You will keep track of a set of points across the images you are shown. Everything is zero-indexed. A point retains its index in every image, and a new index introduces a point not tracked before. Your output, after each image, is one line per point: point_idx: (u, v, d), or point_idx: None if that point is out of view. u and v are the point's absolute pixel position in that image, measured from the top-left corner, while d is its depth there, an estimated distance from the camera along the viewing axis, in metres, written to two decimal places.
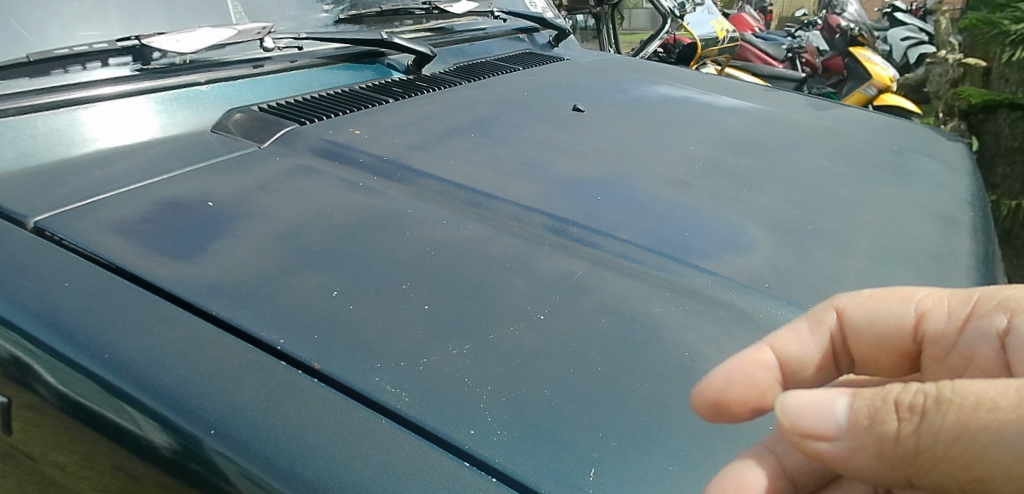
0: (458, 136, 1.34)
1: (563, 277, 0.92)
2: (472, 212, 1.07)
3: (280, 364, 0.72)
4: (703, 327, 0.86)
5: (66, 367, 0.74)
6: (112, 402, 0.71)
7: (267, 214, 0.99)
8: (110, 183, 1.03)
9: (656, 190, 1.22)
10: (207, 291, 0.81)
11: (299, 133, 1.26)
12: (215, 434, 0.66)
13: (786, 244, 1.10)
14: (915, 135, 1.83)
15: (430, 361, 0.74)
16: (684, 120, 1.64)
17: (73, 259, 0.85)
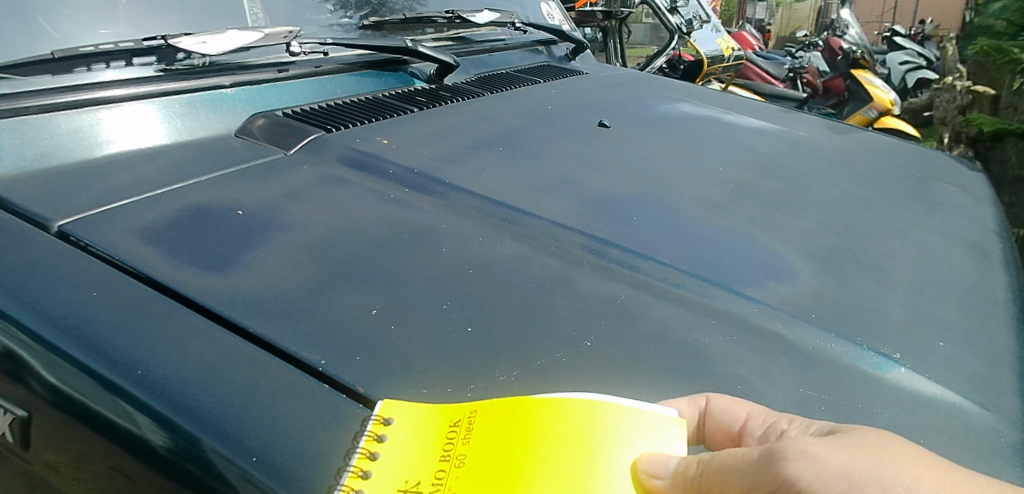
0: (486, 149, 1.31)
1: (607, 301, 0.89)
2: (507, 229, 1.04)
3: (323, 388, 0.68)
4: (753, 358, 0.83)
5: (92, 384, 0.70)
6: (142, 423, 0.67)
7: (299, 225, 0.96)
8: (134, 187, 0.99)
9: (691, 212, 1.19)
10: (242, 307, 0.78)
11: (325, 141, 1.23)
12: (257, 462, 0.62)
13: (826, 272, 1.07)
14: (936, 162, 1.81)
15: (479, 388, 0.71)
16: (710, 140, 1.62)
17: (100, 268, 0.81)
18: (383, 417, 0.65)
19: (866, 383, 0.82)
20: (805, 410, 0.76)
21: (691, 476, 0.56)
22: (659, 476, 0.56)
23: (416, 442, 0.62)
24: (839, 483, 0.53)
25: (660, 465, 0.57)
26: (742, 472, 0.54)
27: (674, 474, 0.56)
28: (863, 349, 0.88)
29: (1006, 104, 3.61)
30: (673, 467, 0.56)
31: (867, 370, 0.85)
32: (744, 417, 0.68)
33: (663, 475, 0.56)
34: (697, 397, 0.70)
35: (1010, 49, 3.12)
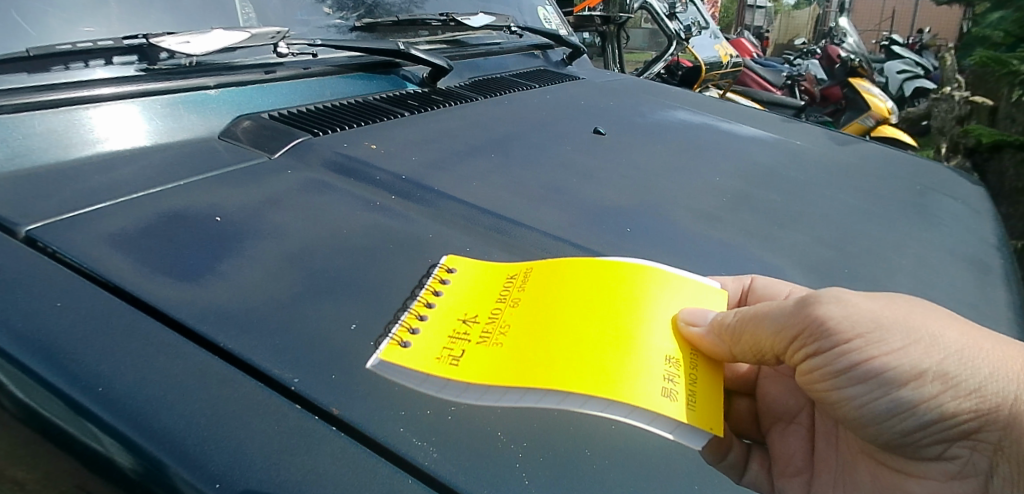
0: (477, 155, 1.28)
1: None
2: (496, 239, 1.00)
3: (295, 408, 0.65)
4: None
5: (53, 399, 0.67)
6: (103, 442, 0.64)
7: (279, 232, 0.92)
8: (110, 190, 0.95)
9: (686, 223, 1.16)
10: (214, 319, 0.74)
11: (311, 145, 1.19)
12: (221, 488, 0.59)
13: (824, 287, 1.04)
14: (936, 174, 1.78)
15: (458, 409, 0.67)
16: (707, 149, 1.59)
17: (67, 276, 0.77)
18: (449, 267, 0.84)
19: None
20: None
21: (729, 321, 0.72)
22: (699, 324, 0.72)
23: (474, 287, 0.78)
24: (864, 323, 0.68)
25: (701, 316, 0.73)
26: (773, 316, 0.71)
27: (713, 323, 0.72)
28: None
29: (1005, 115, 3.60)
30: (712, 317, 0.73)
31: None
32: (786, 292, 0.89)
33: (703, 322, 0.72)
34: (744, 279, 0.92)
35: (1008, 61, 3.08)
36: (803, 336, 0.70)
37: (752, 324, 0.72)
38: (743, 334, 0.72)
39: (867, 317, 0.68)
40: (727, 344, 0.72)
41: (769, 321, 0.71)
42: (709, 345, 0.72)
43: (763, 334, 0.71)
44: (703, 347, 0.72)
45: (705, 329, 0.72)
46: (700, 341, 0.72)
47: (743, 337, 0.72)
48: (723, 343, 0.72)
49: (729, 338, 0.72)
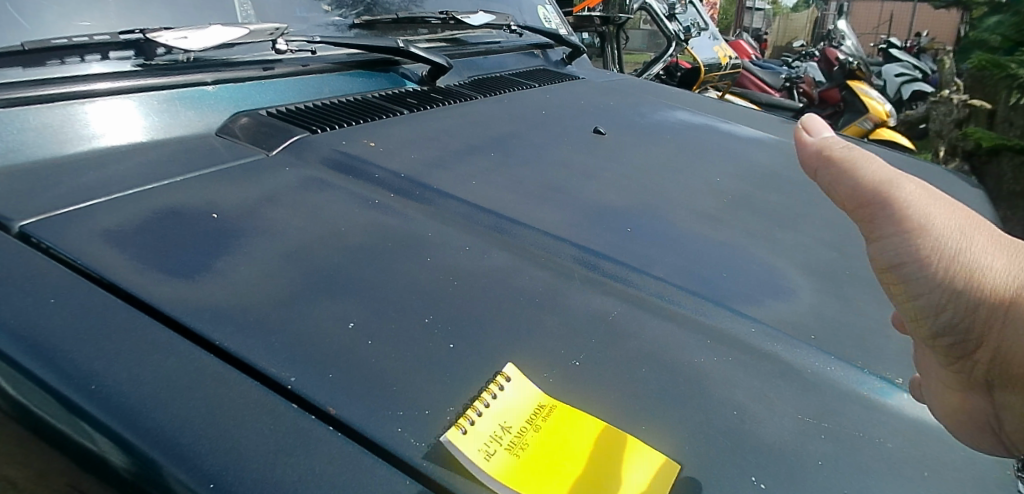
0: (477, 154, 1.27)
1: (598, 317, 0.85)
2: (495, 238, 1.00)
3: (292, 407, 0.64)
4: (748, 381, 0.79)
5: (44, 398, 0.65)
6: (96, 442, 0.63)
7: (277, 230, 0.91)
8: (105, 186, 0.94)
9: (686, 224, 1.16)
10: (210, 317, 0.73)
11: (310, 142, 1.18)
12: (215, 487, 0.57)
13: (825, 289, 1.04)
14: (935, 176, 1.78)
15: (457, 410, 0.67)
16: (707, 149, 1.59)
17: (61, 273, 0.76)
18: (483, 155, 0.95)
19: (868, 409, 0.78)
20: (803, 438, 0.72)
21: (824, 166, 0.55)
22: (810, 134, 0.58)
23: None
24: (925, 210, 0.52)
25: (821, 129, 0.58)
26: (848, 188, 0.53)
27: (824, 139, 0.56)
28: (862, 372, 0.85)
29: (1003, 118, 3.61)
30: (828, 135, 0.57)
31: (868, 395, 0.81)
32: None
33: (818, 133, 0.57)
34: None
35: (1007, 64, 3.08)
36: (868, 212, 0.53)
37: (828, 189, 0.55)
38: (835, 171, 0.54)
39: (954, 230, 0.50)
40: (819, 161, 0.55)
41: (843, 194, 0.54)
42: (806, 154, 0.56)
43: (831, 188, 0.55)
44: (800, 149, 0.57)
45: (813, 139, 0.57)
46: (802, 145, 0.57)
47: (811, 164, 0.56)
48: (817, 156, 0.55)
49: (826, 157, 0.55)
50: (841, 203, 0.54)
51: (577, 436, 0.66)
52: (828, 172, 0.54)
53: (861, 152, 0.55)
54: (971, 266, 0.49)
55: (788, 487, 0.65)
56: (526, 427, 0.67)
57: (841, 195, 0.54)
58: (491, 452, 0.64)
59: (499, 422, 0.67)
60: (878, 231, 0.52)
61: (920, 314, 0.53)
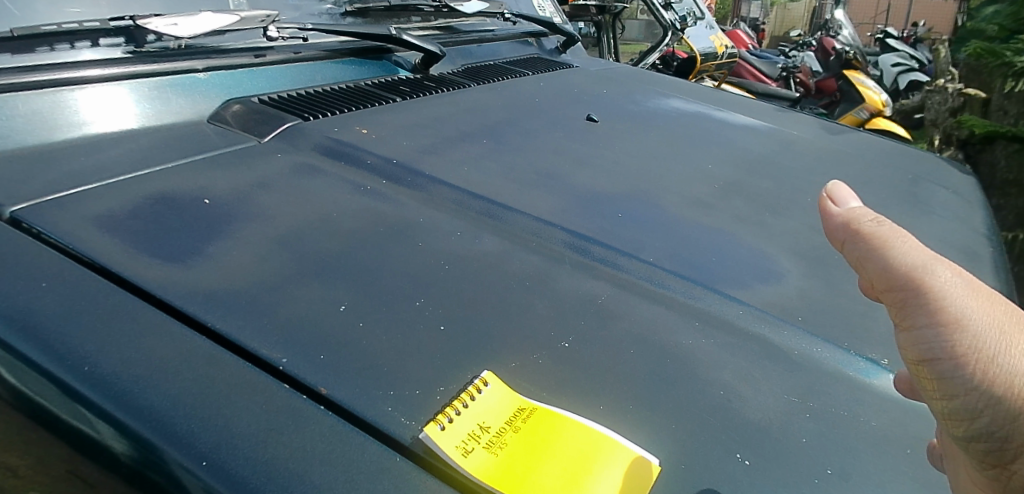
0: (469, 141, 1.27)
1: (587, 300, 0.86)
2: (487, 224, 1.00)
3: (283, 387, 0.65)
4: (736, 362, 0.80)
5: (36, 380, 0.66)
6: (89, 422, 0.63)
7: (269, 215, 0.92)
8: (96, 172, 0.94)
9: (677, 209, 1.16)
10: (202, 300, 0.74)
11: (302, 129, 1.18)
12: (207, 466, 0.58)
13: (815, 273, 1.05)
14: (928, 163, 1.79)
15: (447, 390, 0.68)
16: (700, 136, 1.59)
17: (52, 257, 0.76)
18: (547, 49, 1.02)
19: (854, 389, 0.80)
20: (789, 416, 0.73)
21: (852, 240, 0.54)
22: (837, 206, 0.58)
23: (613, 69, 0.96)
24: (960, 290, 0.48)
25: (848, 200, 0.58)
26: (876, 269, 0.51)
27: (851, 212, 0.56)
28: (849, 354, 0.86)
29: (997, 107, 3.62)
30: (855, 206, 0.57)
31: (854, 376, 0.82)
32: None
33: (844, 204, 0.58)
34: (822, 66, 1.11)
35: (1002, 53, 3.09)
36: (897, 296, 0.50)
37: (858, 265, 0.53)
38: (863, 246, 0.53)
39: (993, 326, 0.46)
40: (846, 235, 0.55)
41: (870, 271, 0.52)
42: (834, 229, 0.56)
43: (862, 260, 0.53)
44: (827, 221, 0.57)
45: (840, 211, 0.57)
46: (829, 218, 0.57)
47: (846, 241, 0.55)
48: (845, 230, 0.55)
49: (854, 231, 0.54)
50: (872, 283, 0.52)
51: (555, 436, 0.63)
52: (856, 248, 0.53)
53: (891, 228, 0.54)
54: (1009, 371, 0.44)
55: (774, 463, 0.66)
56: (505, 428, 0.64)
57: (870, 275, 0.52)
58: (469, 450, 0.61)
59: (478, 421, 0.64)
60: (909, 320, 0.49)
61: (953, 413, 0.47)
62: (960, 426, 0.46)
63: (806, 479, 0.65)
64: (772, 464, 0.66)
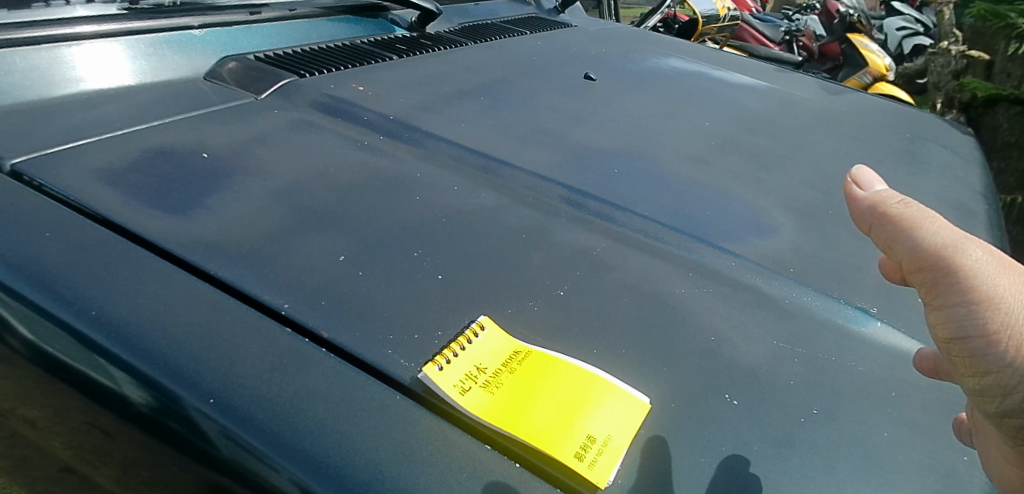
0: (466, 98, 1.27)
1: (583, 252, 0.87)
2: (484, 178, 1.01)
3: (285, 331, 0.67)
4: (728, 310, 0.82)
5: (44, 325, 0.68)
6: (97, 364, 0.66)
7: (267, 168, 0.92)
8: (94, 127, 0.95)
9: (674, 166, 1.17)
10: (204, 249, 0.75)
11: (298, 86, 1.18)
12: (214, 403, 0.61)
13: (809, 227, 1.06)
14: (928, 121, 1.78)
15: (445, 335, 0.70)
16: (699, 94, 1.58)
17: (55, 208, 0.78)
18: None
19: (842, 336, 0.81)
20: (778, 360, 0.75)
21: (880, 223, 0.52)
22: (863, 189, 0.56)
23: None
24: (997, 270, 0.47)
25: (873, 183, 0.56)
26: (907, 250, 0.49)
27: (877, 195, 0.54)
28: (839, 303, 0.87)
29: (1001, 70, 3.59)
30: (881, 189, 0.55)
31: (843, 324, 0.84)
32: None
33: (869, 187, 0.55)
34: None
35: (1006, 14, 3.05)
36: (930, 279, 0.48)
37: (886, 247, 0.52)
38: (892, 230, 0.51)
39: None
40: (873, 217, 0.53)
41: (900, 253, 0.50)
42: (859, 211, 0.54)
43: (892, 242, 0.51)
44: (852, 204, 0.55)
45: (866, 194, 0.55)
46: (855, 199, 0.55)
47: (873, 224, 0.53)
48: (871, 213, 0.53)
49: (881, 214, 0.53)
50: (901, 265, 0.50)
51: (551, 376, 0.65)
52: (885, 231, 0.51)
53: (918, 208, 0.52)
54: None
55: (762, 403, 0.69)
56: (501, 369, 0.66)
57: (901, 257, 0.50)
58: (467, 389, 0.63)
59: (475, 362, 0.66)
60: (944, 303, 0.47)
61: (991, 397, 0.46)
62: (1001, 410, 0.46)
63: (792, 418, 0.68)
64: (760, 404, 0.68)
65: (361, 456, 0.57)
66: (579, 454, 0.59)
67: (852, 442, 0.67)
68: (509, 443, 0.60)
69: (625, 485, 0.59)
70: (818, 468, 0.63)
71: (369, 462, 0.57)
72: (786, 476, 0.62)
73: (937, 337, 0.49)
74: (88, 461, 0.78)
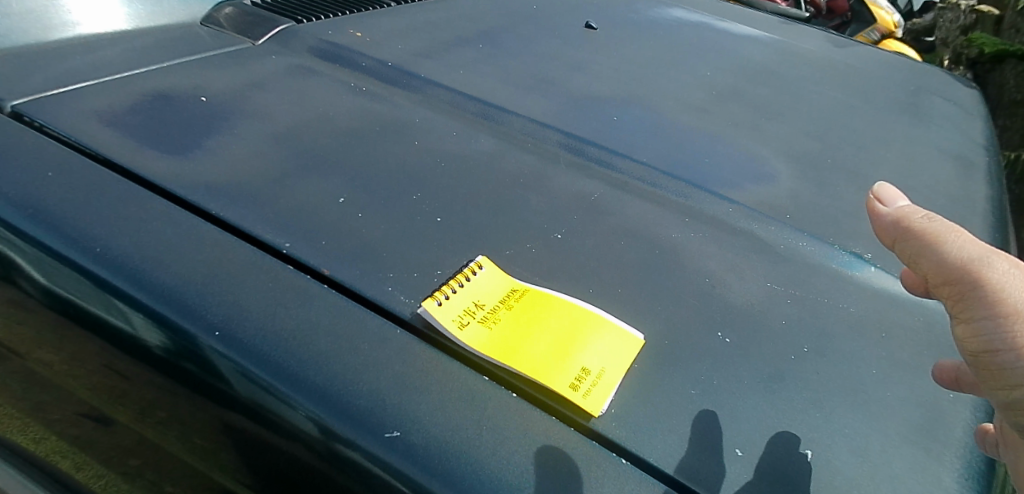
0: (466, 45, 1.26)
1: (580, 196, 0.88)
2: (483, 124, 1.01)
3: (287, 268, 0.69)
4: (723, 254, 0.83)
5: (52, 263, 0.70)
6: (104, 300, 0.68)
7: (266, 112, 0.92)
8: (92, 70, 0.94)
9: (673, 114, 1.16)
10: (205, 190, 0.77)
11: (296, 32, 1.17)
12: (219, 335, 0.63)
13: (806, 175, 1.06)
14: (933, 73, 1.75)
15: (445, 274, 0.71)
16: (701, 44, 1.56)
17: (57, 149, 0.78)
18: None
19: (835, 280, 0.83)
20: (770, 301, 0.76)
21: (904, 239, 0.58)
22: (886, 205, 0.62)
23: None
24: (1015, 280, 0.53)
25: (896, 199, 0.62)
26: (931, 264, 0.56)
27: (901, 210, 0.60)
28: (833, 248, 0.89)
29: (1011, 24, 3.52)
30: (903, 205, 0.61)
31: (836, 268, 0.85)
32: None
33: (892, 204, 0.62)
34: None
35: None
36: (954, 291, 0.54)
37: (911, 260, 0.58)
38: (916, 245, 0.57)
39: None
40: (898, 232, 0.59)
41: (926, 266, 0.56)
42: (883, 226, 0.60)
43: (919, 256, 0.57)
44: (876, 220, 0.61)
45: (889, 210, 0.61)
46: (878, 215, 0.61)
47: (899, 240, 0.59)
48: (896, 229, 0.59)
49: (905, 230, 0.59)
50: (926, 276, 0.56)
51: (548, 313, 0.66)
52: (910, 246, 0.58)
53: (941, 222, 0.58)
54: None
55: (753, 340, 0.70)
56: (499, 306, 0.67)
57: (926, 269, 0.56)
58: (465, 324, 0.65)
59: (473, 299, 0.67)
60: (970, 315, 0.53)
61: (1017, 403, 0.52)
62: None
63: (783, 354, 0.69)
64: (751, 341, 0.70)
65: (361, 385, 0.60)
66: (574, 385, 0.61)
67: (840, 377, 0.69)
68: (506, 374, 0.62)
69: (618, 414, 0.61)
70: (807, 401, 0.65)
71: (370, 391, 0.59)
72: (775, 408, 0.64)
73: (964, 346, 0.55)
74: (101, 398, 0.80)
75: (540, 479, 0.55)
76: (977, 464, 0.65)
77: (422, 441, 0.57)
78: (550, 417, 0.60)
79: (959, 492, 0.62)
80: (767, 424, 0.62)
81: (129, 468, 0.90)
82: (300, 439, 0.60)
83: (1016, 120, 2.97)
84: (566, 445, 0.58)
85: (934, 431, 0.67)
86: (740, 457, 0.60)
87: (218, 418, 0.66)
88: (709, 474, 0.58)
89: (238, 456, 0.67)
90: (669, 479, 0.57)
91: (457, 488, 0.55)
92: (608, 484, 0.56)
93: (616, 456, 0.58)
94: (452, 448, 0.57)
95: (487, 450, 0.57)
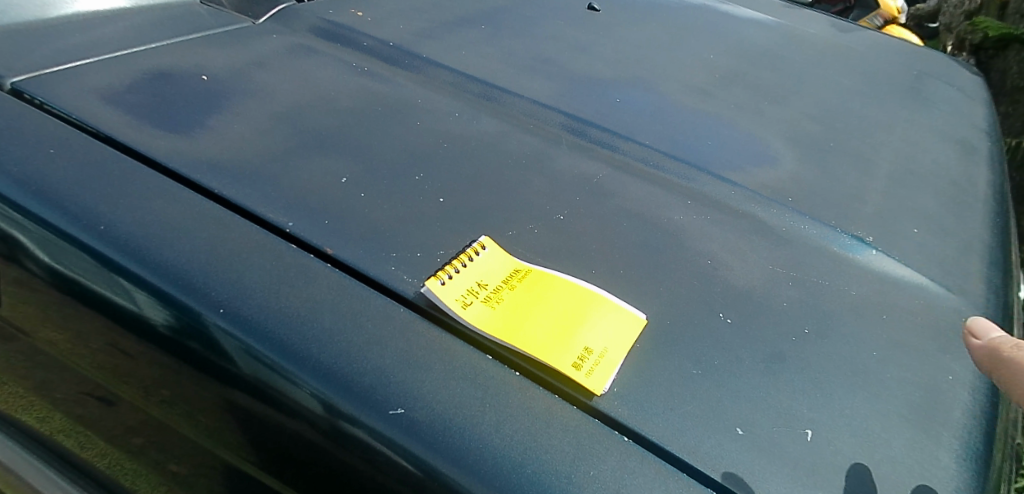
0: (467, 25, 1.25)
1: (583, 178, 0.88)
2: (485, 105, 1.00)
3: (290, 247, 0.69)
4: (725, 236, 0.83)
5: (57, 241, 0.70)
6: (109, 278, 0.68)
7: (267, 91, 0.92)
8: (92, 47, 0.94)
9: (676, 97, 1.16)
10: (207, 168, 0.76)
11: (296, 11, 1.16)
12: (224, 313, 0.64)
13: (809, 159, 1.06)
14: (937, 57, 1.74)
15: (447, 254, 0.71)
16: (705, 26, 1.55)
17: (58, 126, 0.78)
18: None
19: (836, 262, 0.83)
20: (772, 283, 0.76)
21: (1000, 369, 0.63)
22: (980, 338, 0.67)
23: None
24: None
25: (990, 331, 0.67)
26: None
27: (994, 342, 0.65)
28: (835, 231, 0.89)
29: (1015, 10, 3.49)
30: (996, 336, 0.66)
31: (838, 251, 0.85)
32: None
33: (986, 336, 0.66)
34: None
35: None
36: None
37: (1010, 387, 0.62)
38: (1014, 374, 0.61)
39: None
40: (994, 363, 0.64)
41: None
42: (981, 357, 0.65)
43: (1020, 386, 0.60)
44: (974, 353, 0.66)
45: (983, 342, 0.66)
46: (974, 348, 0.66)
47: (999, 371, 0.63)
48: (991, 360, 0.64)
49: (999, 360, 0.63)
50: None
51: (551, 293, 0.66)
52: (1006, 375, 0.62)
53: None
54: None
55: (754, 321, 0.70)
56: (502, 286, 0.67)
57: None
58: (468, 303, 0.65)
59: (476, 278, 0.67)
60: None
61: None
62: None
63: (784, 336, 0.70)
64: (752, 323, 0.70)
65: (365, 363, 0.60)
66: (577, 364, 0.61)
67: (840, 358, 0.69)
68: (509, 354, 0.62)
69: (620, 393, 0.61)
70: (807, 381, 0.66)
71: (373, 368, 0.60)
72: (775, 387, 0.64)
73: None
74: (104, 376, 0.81)
75: (542, 457, 0.56)
76: (974, 445, 0.66)
77: (425, 418, 0.57)
78: (553, 396, 0.60)
79: (956, 473, 0.63)
80: (769, 404, 0.63)
81: (133, 447, 0.91)
82: (305, 417, 0.61)
83: (1018, 106, 2.96)
84: (568, 423, 0.58)
85: (933, 412, 0.67)
86: (741, 436, 0.60)
87: (222, 396, 0.66)
88: (710, 452, 0.58)
89: (242, 434, 0.68)
90: (670, 457, 0.58)
91: (460, 464, 0.56)
92: (610, 462, 0.56)
93: (618, 434, 0.58)
94: (455, 426, 0.57)
95: (490, 428, 0.57)
